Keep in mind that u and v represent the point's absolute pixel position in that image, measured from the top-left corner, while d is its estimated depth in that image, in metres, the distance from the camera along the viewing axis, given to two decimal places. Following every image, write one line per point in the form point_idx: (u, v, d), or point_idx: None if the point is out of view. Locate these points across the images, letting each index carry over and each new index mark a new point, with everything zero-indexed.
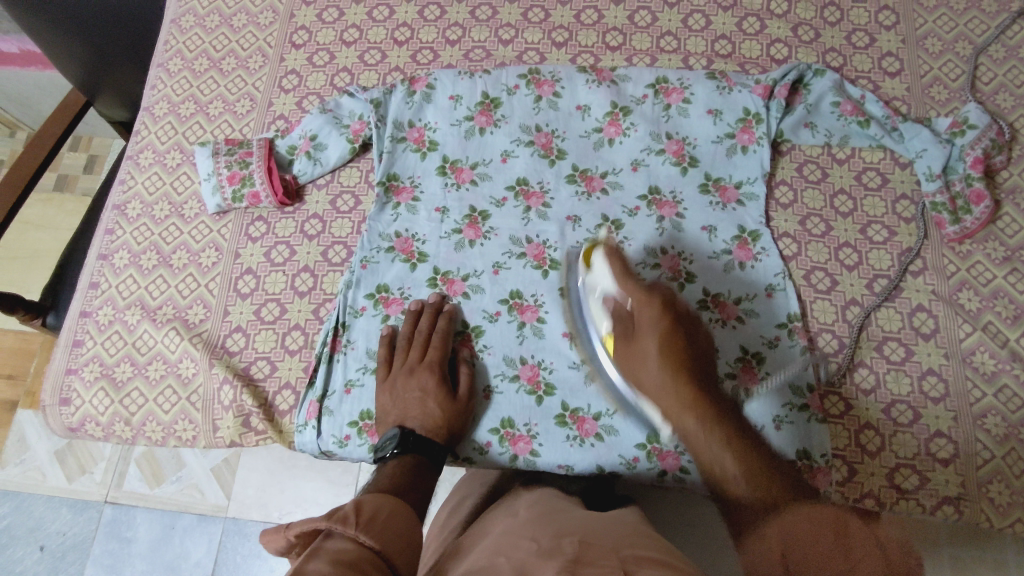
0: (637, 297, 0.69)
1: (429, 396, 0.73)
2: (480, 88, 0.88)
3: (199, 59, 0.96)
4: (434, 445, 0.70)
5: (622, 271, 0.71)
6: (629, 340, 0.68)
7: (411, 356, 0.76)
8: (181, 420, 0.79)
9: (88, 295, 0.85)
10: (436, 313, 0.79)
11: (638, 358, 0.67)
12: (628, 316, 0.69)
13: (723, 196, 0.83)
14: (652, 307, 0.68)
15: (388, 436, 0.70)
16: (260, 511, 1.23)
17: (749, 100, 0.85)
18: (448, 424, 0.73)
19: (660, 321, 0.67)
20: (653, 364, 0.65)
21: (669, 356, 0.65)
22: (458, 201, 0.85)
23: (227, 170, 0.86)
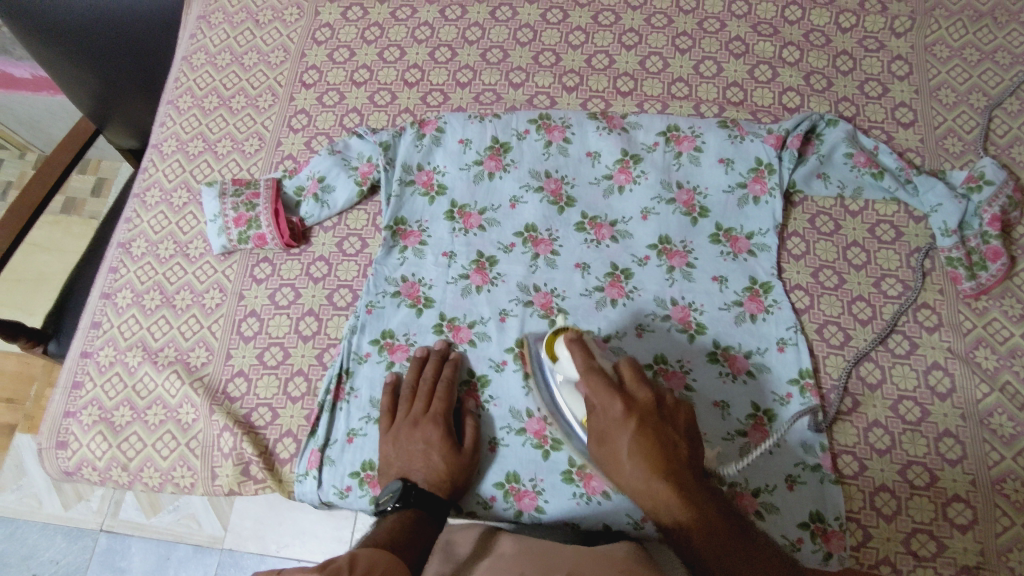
0: (600, 395, 0.62)
1: (433, 449, 0.71)
2: (490, 132, 0.88)
3: (210, 97, 0.96)
4: (436, 499, 0.68)
5: (585, 364, 0.63)
6: (602, 441, 0.62)
7: (415, 407, 0.75)
8: (179, 467, 0.77)
9: (90, 335, 0.84)
10: (442, 362, 0.78)
11: (613, 461, 0.61)
12: (595, 414, 0.63)
13: (734, 246, 0.82)
14: (616, 409, 0.61)
15: (388, 488, 0.68)
16: (257, 543, 1.24)
17: (761, 150, 0.84)
18: (452, 479, 0.71)
19: (626, 424, 0.60)
20: (628, 467, 0.59)
21: (648, 465, 0.58)
22: (465, 246, 0.84)
23: (234, 212, 0.85)
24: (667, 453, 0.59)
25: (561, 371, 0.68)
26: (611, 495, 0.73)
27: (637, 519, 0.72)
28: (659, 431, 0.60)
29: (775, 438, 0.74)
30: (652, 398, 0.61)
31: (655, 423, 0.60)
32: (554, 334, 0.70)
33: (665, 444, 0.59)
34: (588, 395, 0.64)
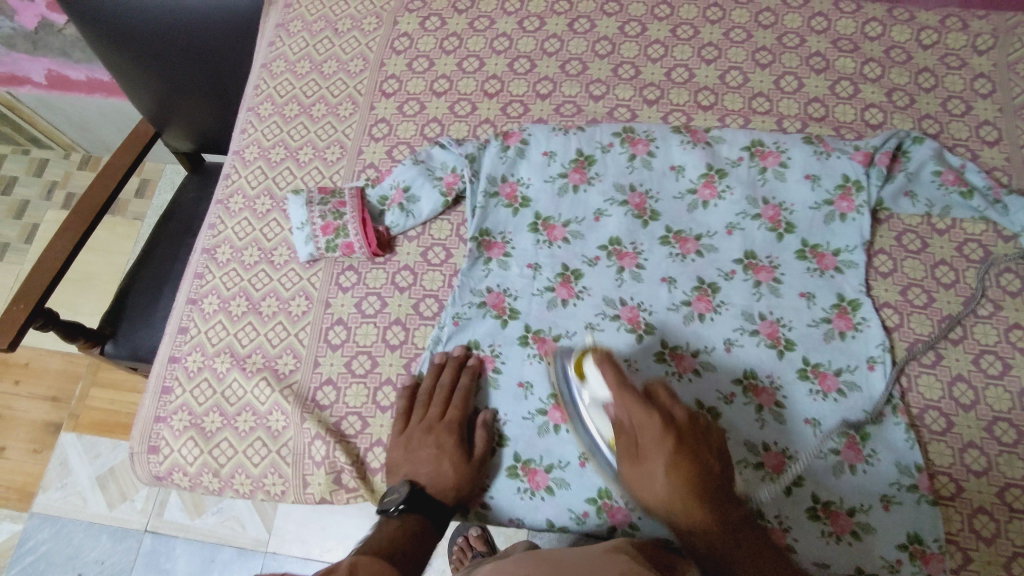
0: (638, 415, 0.66)
1: (445, 455, 0.73)
2: (575, 144, 0.88)
3: (290, 105, 0.96)
4: (440, 509, 0.72)
5: (619, 381, 0.67)
6: (633, 455, 0.67)
7: (431, 412, 0.77)
8: (271, 474, 0.78)
9: (177, 340, 0.85)
10: (460, 370, 0.79)
11: (644, 478, 0.66)
12: (629, 433, 0.67)
13: (821, 263, 0.82)
14: (655, 424, 0.65)
15: (395, 488, 0.71)
16: (300, 546, 1.45)
17: (849, 166, 0.84)
18: (460, 487, 0.73)
19: (664, 443, 0.64)
20: (663, 484, 0.64)
21: (680, 475, 0.64)
22: (550, 258, 0.85)
23: (321, 220, 0.86)
24: (699, 472, 0.64)
25: (593, 389, 0.71)
26: None
27: None
28: (693, 449, 0.65)
29: (867, 457, 0.74)
30: (686, 416, 0.67)
31: (689, 441, 0.65)
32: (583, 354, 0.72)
33: (699, 462, 0.65)
34: (622, 415, 0.68)
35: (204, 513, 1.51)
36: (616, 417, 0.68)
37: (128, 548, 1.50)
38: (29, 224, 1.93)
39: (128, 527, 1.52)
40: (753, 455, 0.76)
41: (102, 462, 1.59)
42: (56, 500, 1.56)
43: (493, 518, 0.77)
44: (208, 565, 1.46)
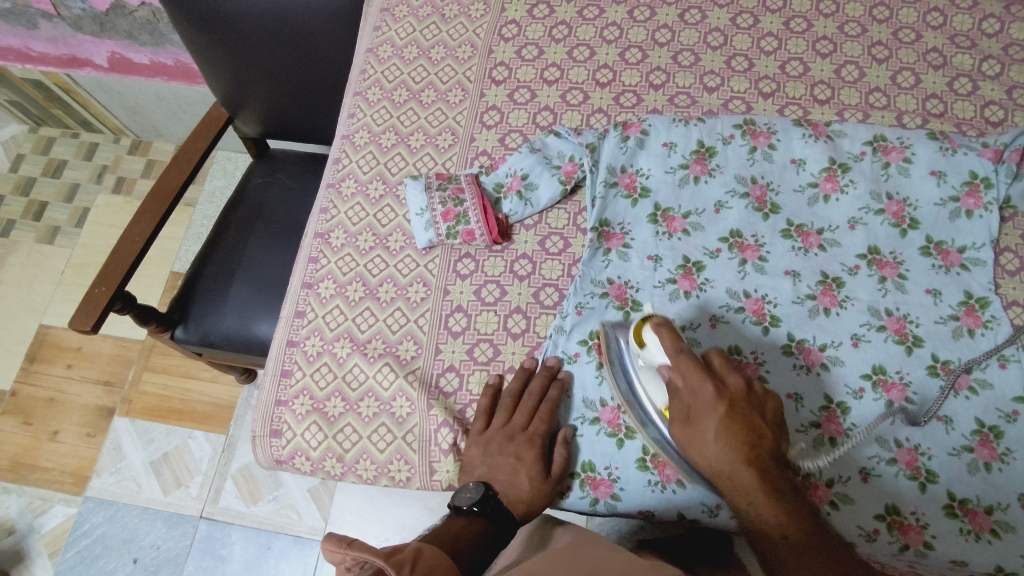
0: (692, 378, 0.65)
1: (523, 467, 0.73)
2: (696, 136, 0.88)
3: (399, 90, 0.97)
4: (508, 519, 0.69)
5: (675, 349, 0.66)
6: (687, 421, 0.67)
7: (515, 420, 0.76)
8: (396, 460, 0.78)
9: (295, 324, 0.85)
10: (548, 380, 0.77)
11: (695, 440, 0.66)
12: (681, 397, 0.67)
13: (946, 259, 0.81)
14: (707, 390, 0.65)
15: (469, 489, 0.70)
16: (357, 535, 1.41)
17: (976, 163, 0.84)
18: (530, 502, 0.72)
19: (717, 406, 0.64)
20: (711, 448, 0.64)
21: (729, 446, 0.63)
22: (670, 250, 0.84)
23: (442, 206, 0.86)
24: (753, 443, 0.63)
25: (647, 356, 0.70)
26: (839, 505, 0.73)
27: (869, 531, 0.72)
28: (747, 417, 0.64)
29: (1003, 455, 0.73)
30: (742, 386, 0.66)
31: (743, 410, 0.64)
32: (642, 321, 0.72)
33: (751, 433, 0.63)
34: (676, 381, 0.67)
35: (260, 500, 1.47)
36: (669, 382, 0.68)
37: (184, 534, 1.47)
38: (80, 208, 1.87)
39: (183, 512, 1.49)
40: (885, 451, 0.75)
41: (156, 448, 1.56)
42: (110, 485, 1.53)
43: (622, 511, 0.75)
44: (265, 552, 1.43)
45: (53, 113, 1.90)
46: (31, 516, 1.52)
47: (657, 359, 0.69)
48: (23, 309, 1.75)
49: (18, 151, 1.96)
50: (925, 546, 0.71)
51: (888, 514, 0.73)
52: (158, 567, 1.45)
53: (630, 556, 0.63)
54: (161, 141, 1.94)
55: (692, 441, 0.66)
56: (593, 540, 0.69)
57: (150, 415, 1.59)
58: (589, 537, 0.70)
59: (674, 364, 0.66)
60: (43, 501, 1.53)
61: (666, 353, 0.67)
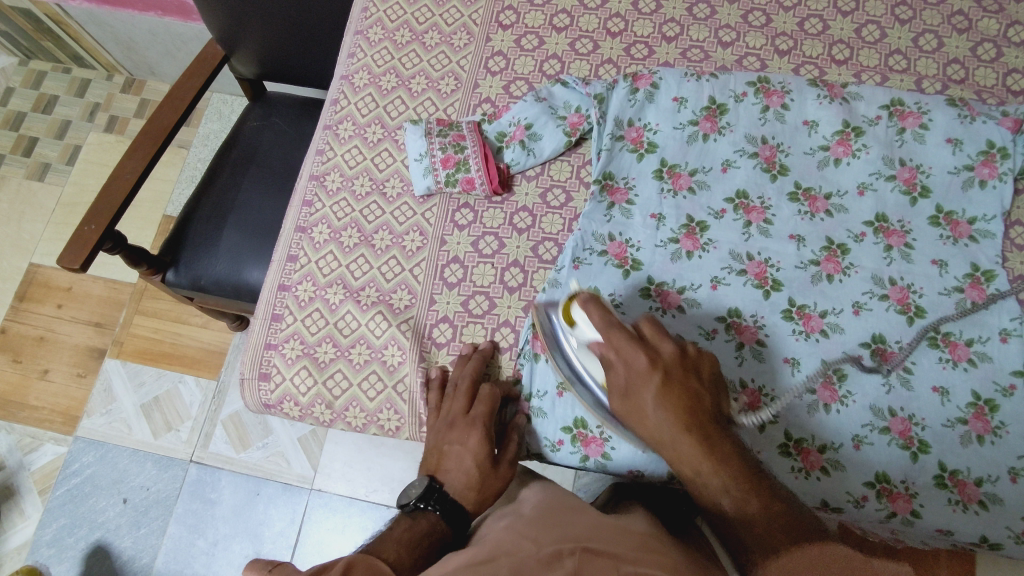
0: (622, 348, 0.64)
1: (467, 453, 0.69)
2: (707, 92, 0.85)
3: (401, 31, 0.94)
4: (461, 513, 0.64)
5: (606, 324, 0.65)
6: (625, 396, 0.65)
7: (454, 406, 0.73)
8: (386, 410, 0.78)
9: (287, 268, 0.84)
10: (482, 363, 0.76)
11: (636, 414, 0.64)
12: (617, 371, 0.65)
13: (955, 230, 0.79)
14: (640, 358, 0.64)
15: (417, 484, 0.66)
16: (346, 486, 1.42)
17: (994, 132, 0.81)
18: (481, 488, 0.67)
19: (652, 376, 0.63)
20: (651, 416, 0.63)
21: (670, 408, 0.62)
22: (674, 208, 0.81)
23: (442, 152, 0.83)
24: (692, 404, 0.62)
25: (579, 336, 0.69)
26: (831, 471, 0.73)
27: (857, 497, 0.72)
28: (683, 382, 0.63)
29: (996, 428, 0.73)
30: (675, 352, 0.65)
31: (679, 377, 0.63)
32: (569, 299, 0.70)
33: (688, 394, 0.62)
34: (612, 357, 0.66)
35: (250, 447, 1.48)
36: (601, 358, 0.67)
37: (174, 477, 1.48)
38: (71, 146, 1.82)
39: (173, 456, 1.49)
40: (878, 420, 0.74)
41: (146, 392, 1.55)
42: (99, 426, 1.53)
43: (612, 469, 0.74)
44: (254, 499, 1.44)
45: (44, 46, 1.83)
46: (20, 453, 1.52)
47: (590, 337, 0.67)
48: (12, 247, 1.72)
49: (8, 85, 1.90)
50: (911, 515, 0.72)
51: (877, 482, 0.73)
52: (147, 508, 1.46)
53: (599, 518, 0.60)
54: (155, 80, 1.88)
55: (634, 415, 0.64)
56: (568, 506, 0.63)
57: (139, 358, 1.58)
58: (566, 500, 0.65)
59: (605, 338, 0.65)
60: (32, 439, 1.53)
61: (596, 327, 0.66)
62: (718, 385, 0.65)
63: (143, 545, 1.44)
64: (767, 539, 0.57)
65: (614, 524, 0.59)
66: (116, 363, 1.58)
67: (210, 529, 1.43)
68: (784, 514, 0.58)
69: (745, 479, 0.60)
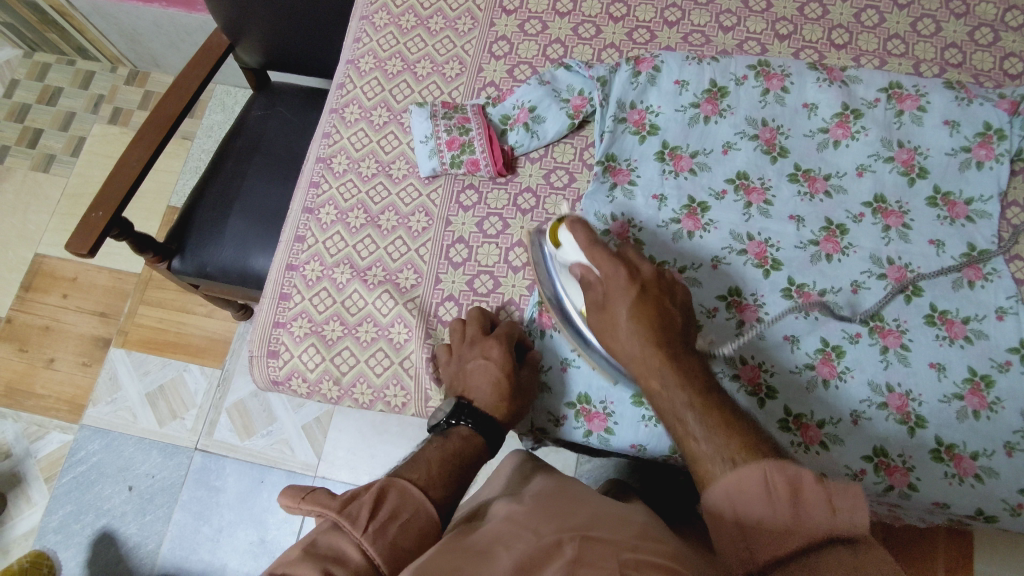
0: (604, 266, 0.67)
1: (492, 367, 0.71)
2: (708, 75, 0.86)
3: (406, 16, 0.95)
4: (491, 424, 0.69)
5: (589, 243, 0.68)
6: (602, 311, 0.68)
7: (471, 331, 0.75)
8: (393, 386, 0.79)
9: (294, 248, 0.85)
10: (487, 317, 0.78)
11: (610, 330, 0.67)
12: (598, 289, 0.69)
13: (951, 211, 0.81)
14: (620, 275, 0.67)
15: (447, 408, 0.70)
16: (349, 472, 1.43)
17: (991, 114, 0.83)
18: (511, 396, 0.70)
19: (628, 291, 0.66)
20: (625, 330, 0.66)
21: (644, 323, 0.65)
22: (676, 189, 0.83)
23: (447, 135, 0.84)
24: (663, 322, 0.65)
25: (562, 256, 0.72)
26: (830, 446, 0.74)
27: (856, 471, 0.74)
28: (657, 301, 0.66)
29: (992, 404, 0.74)
30: (653, 273, 0.68)
31: (653, 295, 0.66)
32: (557, 222, 0.73)
33: (661, 313, 0.65)
34: (594, 276, 0.69)
35: (254, 434, 1.49)
36: (584, 279, 0.70)
37: (179, 463, 1.49)
38: (75, 137, 1.84)
39: (178, 443, 1.51)
40: (876, 396, 0.75)
41: (152, 380, 1.57)
42: (105, 413, 1.55)
43: (614, 445, 0.75)
44: (258, 485, 1.45)
45: (48, 37, 1.84)
46: (27, 441, 1.54)
47: (575, 258, 0.70)
48: (18, 237, 1.74)
49: (13, 77, 1.91)
50: (909, 488, 0.73)
51: (875, 456, 0.74)
52: (153, 495, 1.47)
53: (600, 505, 0.61)
54: (159, 72, 1.90)
55: (609, 331, 0.67)
56: (569, 493, 0.63)
57: (144, 347, 1.60)
58: (566, 488, 0.66)
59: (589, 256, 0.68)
60: (39, 427, 1.55)
61: (580, 247, 0.69)
62: (689, 312, 0.69)
63: (149, 531, 1.45)
64: (722, 449, 0.57)
65: (616, 510, 0.60)
66: (121, 352, 1.60)
67: (215, 515, 1.44)
68: (740, 427, 0.59)
69: (705, 395, 0.61)
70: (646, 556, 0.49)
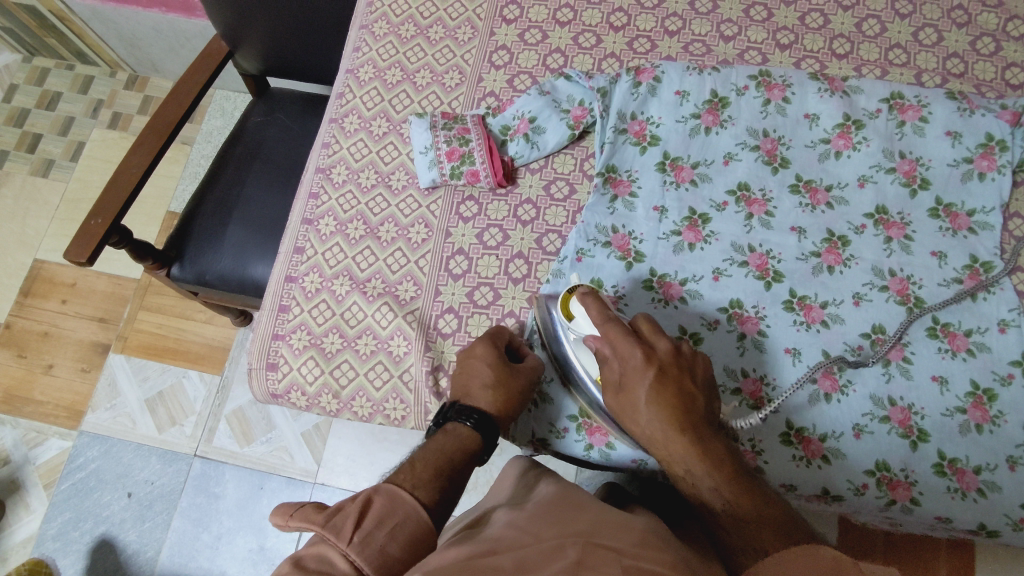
0: (620, 345, 0.66)
1: (480, 361, 0.71)
2: (709, 85, 0.86)
3: (406, 26, 0.95)
4: (482, 416, 0.67)
5: (603, 318, 0.67)
6: (620, 391, 0.66)
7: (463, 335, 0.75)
8: (392, 399, 0.79)
9: (293, 259, 0.84)
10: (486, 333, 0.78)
11: (629, 410, 0.66)
12: (614, 366, 0.67)
13: (954, 222, 0.80)
14: (637, 356, 0.65)
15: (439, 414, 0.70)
16: (349, 480, 1.43)
17: (993, 125, 0.82)
18: (501, 386, 0.69)
19: (646, 372, 0.64)
20: (644, 413, 0.64)
21: (664, 407, 0.63)
22: (677, 201, 0.82)
23: (447, 145, 0.84)
24: (684, 403, 0.64)
25: (574, 329, 0.70)
26: (831, 459, 0.74)
27: (858, 485, 0.73)
28: (677, 381, 0.65)
29: (994, 417, 0.74)
30: (671, 349, 0.66)
31: (673, 374, 0.65)
32: (568, 292, 0.71)
33: (681, 393, 0.64)
34: (610, 353, 0.67)
35: (253, 442, 1.49)
36: (599, 353, 0.68)
37: (178, 471, 1.49)
38: (74, 142, 1.83)
39: (177, 450, 1.50)
40: (878, 409, 0.75)
41: (151, 386, 1.56)
42: (104, 420, 1.54)
43: (615, 459, 0.75)
44: (257, 493, 1.45)
45: (48, 42, 1.84)
46: (26, 448, 1.53)
47: (589, 332, 0.68)
48: (16, 243, 1.73)
49: (12, 81, 1.91)
50: (911, 502, 0.72)
51: (877, 469, 0.73)
52: (152, 502, 1.47)
53: (601, 513, 0.60)
54: (158, 77, 1.89)
55: (628, 410, 0.66)
56: (570, 501, 0.63)
57: (143, 353, 1.59)
58: (566, 495, 0.65)
59: (604, 334, 0.67)
60: (37, 433, 1.54)
61: (595, 323, 0.68)
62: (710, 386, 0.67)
63: (148, 538, 1.45)
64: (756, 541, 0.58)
65: (621, 520, 0.59)
66: (120, 358, 1.59)
67: (215, 523, 1.44)
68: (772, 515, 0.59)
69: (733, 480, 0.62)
70: (647, 563, 0.49)
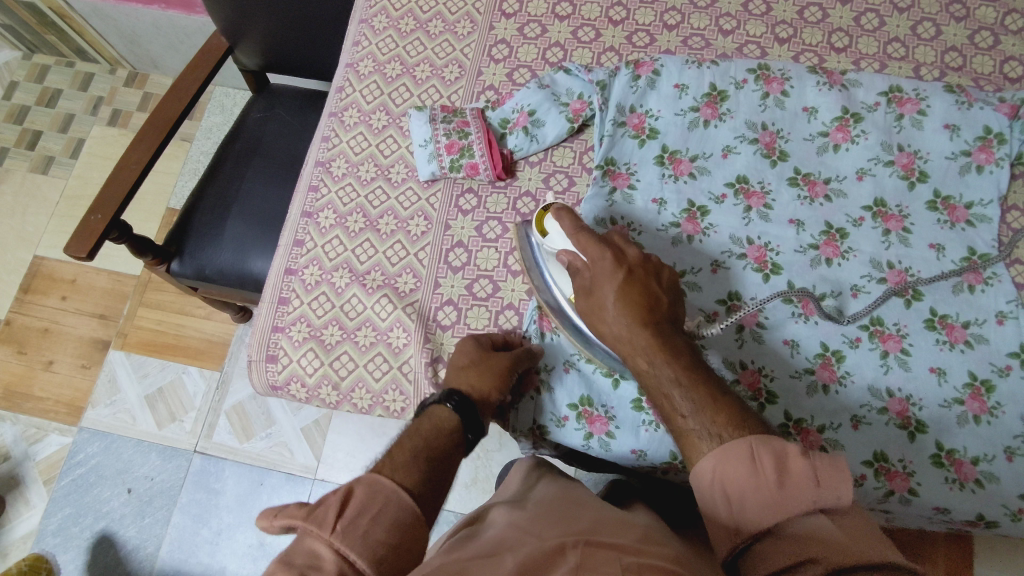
0: (589, 251, 0.67)
1: (461, 353, 0.72)
2: (708, 78, 0.86)
3: (406, 20, 0.95)
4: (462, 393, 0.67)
5: (574, 228, 0.69)
6: (588, 295, 0.68)
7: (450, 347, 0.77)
8: (392, 391, 0.79)
9: (293, 252, 0.85)
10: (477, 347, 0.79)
11: (597, 312, 0.67)
12: (584, 274, 0.68)
13: (952, 215, 0.81)
14: (605, 259, 0.67)
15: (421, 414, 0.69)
16: (348, 475, 1.43)
17: (991, 118, 0.82)
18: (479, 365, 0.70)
19: (614, 274, 0.66)
20: (612, 314, 0.66)
21: (630, 307, 0.65)
22: (675, 193, 0.82)
23: (446, 138, 0.84)
24: (650, 302, 0.65)
25: (549, 245, 0.72)
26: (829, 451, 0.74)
27: (856, 477, 0.73)
28: (643, 283, 0.66)
29: (992, 409, 0.74)
30: (639, 256, 0.68)
31: (640, 277, 0.66)
32: (543, 211, 0.74)
33: (647, 294, 0.65)
34: (580, 261, 0.69)
35: (253, 437, 1.49)
36: (570, 266, 0.70)
37: (178, 466, 1.49)
38: (75, 139, 1.83)
39: (177, 446, 1.50)
40: (876, 401, 0.75)
41: (150, 382, 1.56)
42: (104, 416, 1.54)
43: (615, 450, 0.74)
44: (257, 488, 1.45)
45: (48, 39, 1.84)
46: (26, 444, 1.53)
47: (561, 245, 0.70)
48: (16, 239, 1.73)
49: (12, 78, 1.91)
50: (909, 493, 0.73)
51: (876, 461, 0.74)
52: (151, 498, 1.47)
53: (602, 510, 0.60)
54: (158, 73, 1.89)
55: (595, 314, 0.67)
56: (571, 499, 0.63)
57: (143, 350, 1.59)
58: (566, 494, 0.65)
59: (574, 242, 0.68)
60: (37, 429, 1.54)
61: (566, 234, 0.69)
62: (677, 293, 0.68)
63: (148, 534, 1.45)
64: (711, 426, 0.57)
65: (620, 517, 0.59)
66: (120, 354, 1.60)
67: (214, 518, 1.44)
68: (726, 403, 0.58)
69: (693, 371, 0.61)
70: (648, 560, 0.49)
